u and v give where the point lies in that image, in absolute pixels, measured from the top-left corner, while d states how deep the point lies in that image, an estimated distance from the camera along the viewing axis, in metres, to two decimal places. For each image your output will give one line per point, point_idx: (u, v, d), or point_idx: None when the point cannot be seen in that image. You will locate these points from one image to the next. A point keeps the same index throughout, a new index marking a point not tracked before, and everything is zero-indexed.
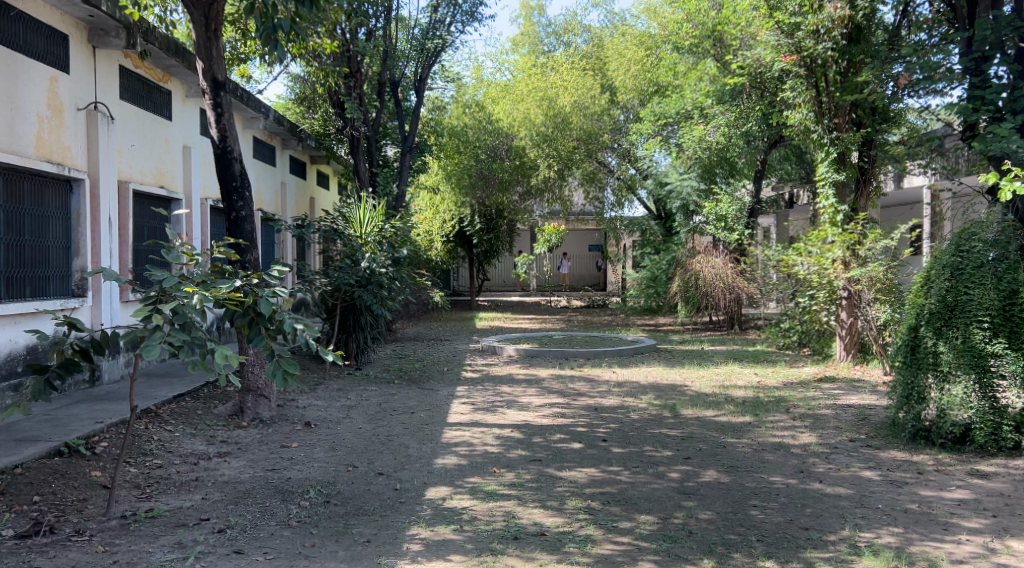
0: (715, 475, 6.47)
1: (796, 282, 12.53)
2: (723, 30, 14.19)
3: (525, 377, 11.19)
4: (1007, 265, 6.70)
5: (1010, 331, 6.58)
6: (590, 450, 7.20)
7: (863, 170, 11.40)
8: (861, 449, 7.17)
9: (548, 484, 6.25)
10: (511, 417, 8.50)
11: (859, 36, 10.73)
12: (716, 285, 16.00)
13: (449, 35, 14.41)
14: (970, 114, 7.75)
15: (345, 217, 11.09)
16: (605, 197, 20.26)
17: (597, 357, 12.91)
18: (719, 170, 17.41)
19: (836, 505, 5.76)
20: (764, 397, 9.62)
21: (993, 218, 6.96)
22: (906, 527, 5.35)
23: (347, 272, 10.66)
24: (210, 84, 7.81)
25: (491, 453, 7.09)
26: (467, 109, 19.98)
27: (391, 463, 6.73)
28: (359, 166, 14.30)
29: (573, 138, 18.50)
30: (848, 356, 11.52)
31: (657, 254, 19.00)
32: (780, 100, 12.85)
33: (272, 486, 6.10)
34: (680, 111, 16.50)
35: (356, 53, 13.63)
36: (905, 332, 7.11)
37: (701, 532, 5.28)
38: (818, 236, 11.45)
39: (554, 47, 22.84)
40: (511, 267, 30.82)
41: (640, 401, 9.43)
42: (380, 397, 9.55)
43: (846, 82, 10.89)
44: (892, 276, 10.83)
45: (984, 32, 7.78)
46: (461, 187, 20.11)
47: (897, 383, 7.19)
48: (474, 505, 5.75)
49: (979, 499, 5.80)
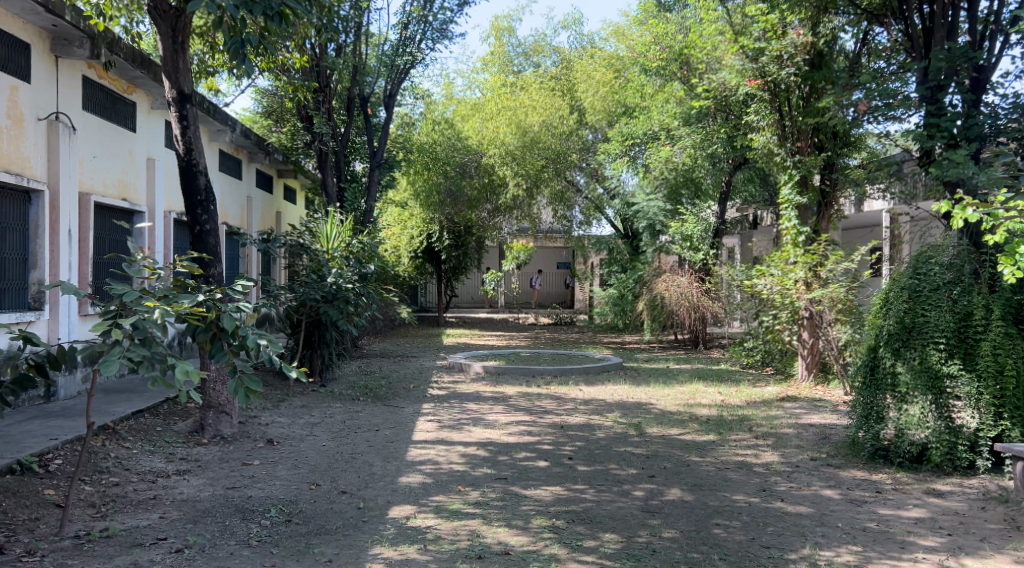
0: (680, 493, 6.51)
1: (759, 302, 12.72)
2: (690, 53, 14.35)
3: (492, 394, 11.17)
4: (962, 289, 6.85)
5: (966, 353, 6.69)
6: (556, 468, 7.21)
7: (824, 193, 11.60)
8: (822, 468, 7.27)
9: (513, 502, 6.24)
10: (478, 435, 8.49)
11: (822, 62, 10.96)
12: (681, 304, 16.08)
13: (420, 52, 14.43)
14: (926, 140, 7.95)
15: (311, 232, 11.02)
16: (573, 216, 20.32)
17: (564, 375, 12.94)
18: (685, 192, 17.80)
19: (797, 523, 5.83)
20: (728, 416, 9.70)
21: (949, 242, 7.12)
22: (864, 545, 5.42)
23: (313, 287, 10.51)
24: (175, 96, 7.73)
25: (456, 471, 7.07)
26: (436, 126, 20.13)
27: (354, 481, 6.68)
28: (327, 181, 14.19)
29: (542, 157, 18.59)
30: (810, 376, 11.71)
31: (624, 272, 19.18)
32: (745, 123, 13.04)
33: (232, 504, 6.02)
34: (647, 132, 16.68)
35: (325, 68, 13.70)
36: (864, 353, 7.27)
37: (664, 551, 5.31)
38: (781, 257, 11.48)
39: (523, 67, 23.03)
40: (480, 284, 30.92)
41: (605, 420, 9.45)
42: (345, 414, 9.48)
43: (808, 107, 11.12)
44: (853, 297, 10.97)
45: (939, 61, 8.04)
46: (430, 204, 20.10)
47: (856, 403, 7.32)
48: (439, 524, 5.73)
49: (935, 518, 5.90)
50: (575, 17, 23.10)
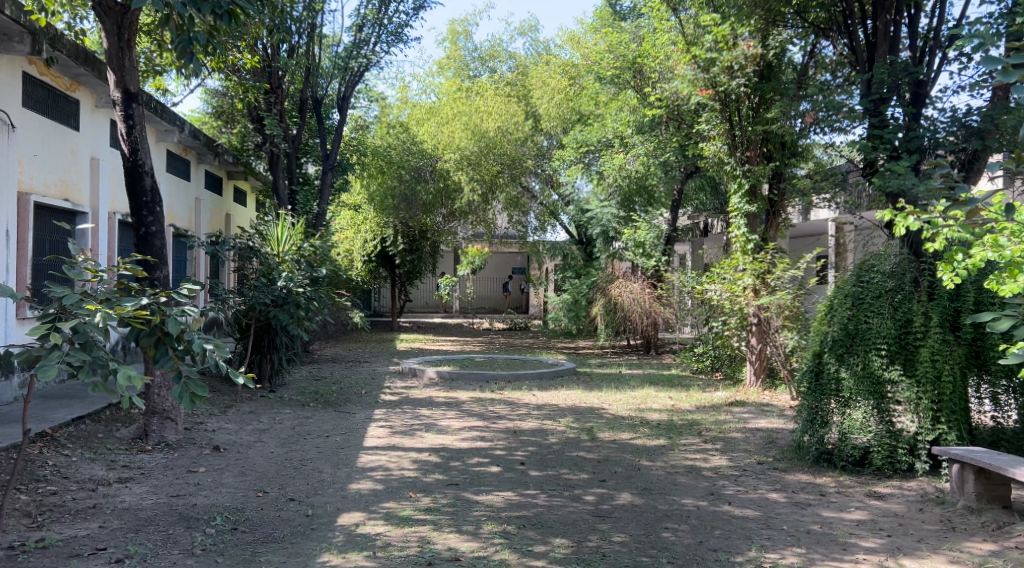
0: (630, 497, 6.57)
1: (709, 308, 12.94)
2: (643, 62, 14.52)
3: (445, 400, 11.13)
4: (903, 295, 7.02)
5: (906, 358, 6.87)
6: (508, 473, 7.22)
7: (773, 202, 11.83)
8: (768, 472, 7.41)
9: (464, 508, 6.23)
10: (430, 441, 8.46)
11: (770, 73, 11.25)
12: (634, 310, 16.26)
13: (374, 55, 14.35)
14: (870, 151, 8.11)
15: (261, 234, 10.87)
16: (527, 222, 20.27)
17: (517, 380, 12.95)
18: (638, 199, 18.04)
19: (744, 526, 5.92)
20: (678, 420, 9.82)
21: (891, 250, 7.29)
22: (808, 548, 5.52)
23: (263, 291, 10.37)
24: (121, 95, 7.58)
25: (407, 477, 7.03)
26: (392, 130, 20.29)
27: (303, 488, 6.60)
28: (279, 183, 14.03)
29: (498, 163, 18.61)
30: (758, 381, 11.92)
31: (578, 278, 19.32)
32: (696, 132, 13.27)
33: (176, 513, 5.90)
34: (601, 139, 16.92)
35: (277, 69, 13.55)
36: (809, 358, 7.42)
37: (614, 555, 5.35)
38: (730, 264, 11.58)
39: (479, 72, 23.10)
40: (434, 290, 30.86)
41: (558, 425, 9.48)
42: (294, 420, 9.37)
43: (758, 117, 11.33)
44: (800, 304, 11.18)
45: (882, 75, 8.28)
46: (385, 208, 20.00)
47: (802, 408, 7.47)
48: (389, 531, 5.69)
49: (875, 519, 6.05)
50: (531, 24, 23.23)
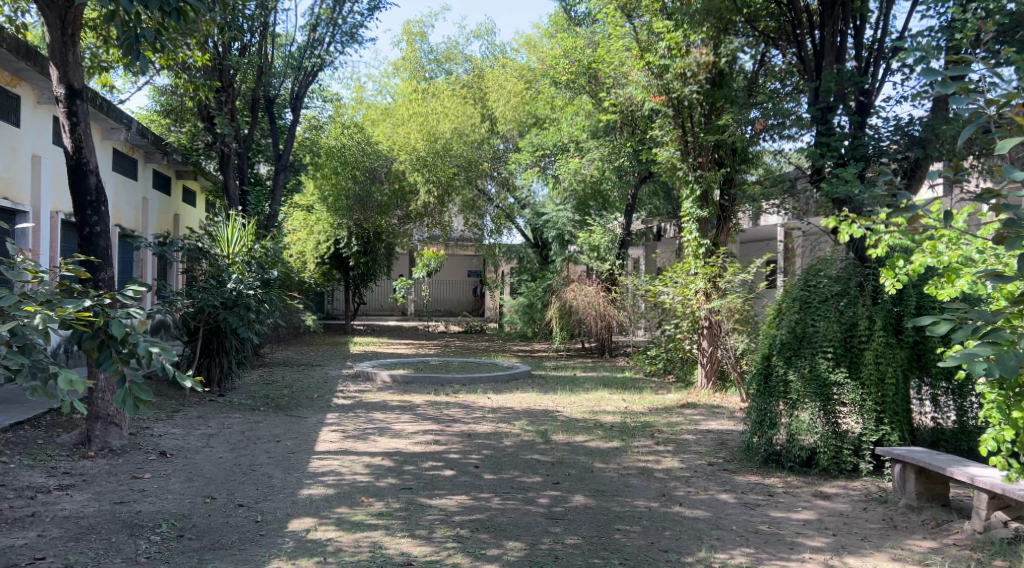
0: (583, 500, 6.61)
1: (662, 312, 13.08)
2: (597, 67, 14.35)
3: (399, 403, 11.06)
4: (849, 300, 7.18)
5: (851, 361, 7.03)
6: (462, 477, 7.21)
7: (724, 208, 11.97)
8: (718, 473, 7.51)
9: (417, 512, 6.20)
10: (383, 445, 8.40)
11: (722, 81, 11.41)
12: (589, 313, 16.35)
13: (327, 55, 14.23)
14: (817, 158, 8.25)
15: (211, 235, 10.72)
16: (483, 224, 20.18)
17: (473, 384, 12.92)
18: (593, 203, 18.22)
19: (694, 527, 6.00)
20: (631, 422, 9.91)
21: (837, 255, 7.46)
22: (756, 548, 5.60)
23: (212, 293, 10.17)
24: (65, 91, 7.38)
25: (359, 482, 6.97)
26: (345, 130, 19.83)
27: (252, 494, 6.51)
28: (228, 184, 13.75)
29: (454, 165, 18.59)
30: (709, 384, 12.07)
31: (533, 281, 19.44)
32: (650, 137, 13.40)
33: (120, 520, 5.77)
34: (557, 143, 17.08)
35: (228, 67, 13.31)
36: (758, 361, 7.54)
37: (566, 557, 5.36)
38: (682, 268, 11.73)
39: (435, 74, 23.02)
40: (389, 292, 30.71)
41: (513, 427, 9.49)
42: (244, 424, 9.23)
43: (709, 123, 11.50)
44: (750, 308, 11.34)
45: (829, 83, 8.45)
46: (337, 209, 19.70)
47: (751, 409, 7.59)
48: (340, 536, 5.63)
49: (821, 519, 6.17)
50: (488, 27, 23.25)
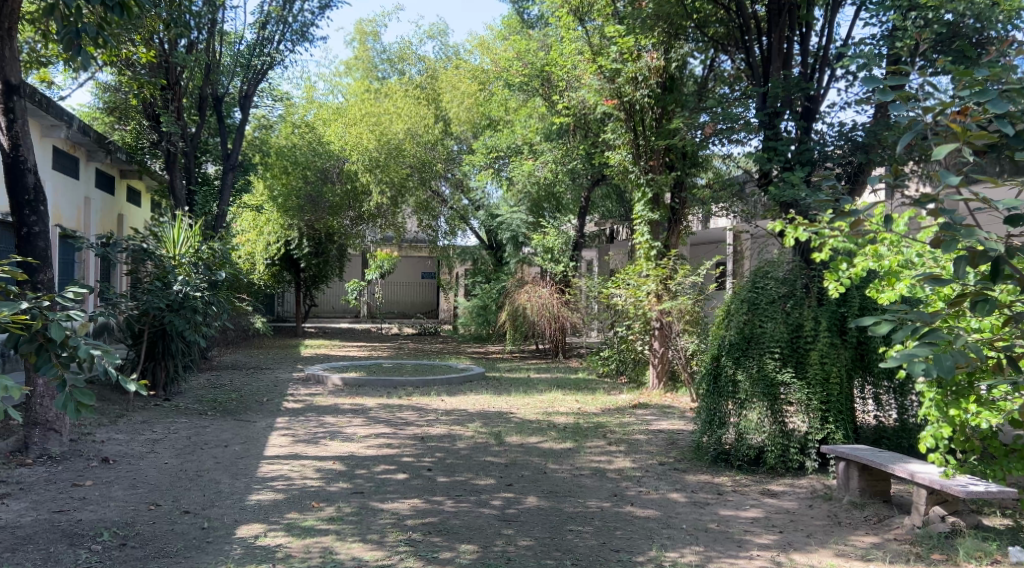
0: (535, 501, 6.62)
1: (614, 313, 13.20)
2: (550, 71, 14.55)
3: (351, 406, 10.96)
4: (795, 301, 7.31)
5: (797, 361, 7.16)
6: (415, 480, 7.17)
7: (674, 211, 12.17)
8: (669, 472, 7.59)
9: (368, 516, 6.15)
10: (334, 449, 8.31)
11: (673, 85, 11.58)
12: (543, 315, 16.39)
13: (278, 53, 14.06)
14: (764, 162, 8.43)
15: (156, 236, 10.51)
16: (438, 226, 20.16)
17: (426, 386, 12.86)
18: (547, 205, 18.41)
19: (645, 526, 6.05)
20: (584, 423, 9.96)
21: (783, 258, 7.59)
22: (706, 546, 5.67)
23: (157, 296, 9.93)
24: (1, 86, 7.15)
25: (310, 487, 6.89)
26: (296, 129, 20.17)
27: (198, 500, 6.38)
28: (176, 183, 13.50)
29: (407, 166, 18.50)
30: (661, 384, 12.25)
31: (487, 283, 19.69)
32: (602, 140, 13.52)
33: (59, 529, 5.61)
34: (510, 145, 17.22)
35: (174, 64, 13.00)
36: (707, 361, 7.62)
37: (519, 558, 5.36)
38: (634, 270, 11.82)
39: (388, 73, 22.89)
40: (342, 295, 30.47)
41: (466, 430, 9.47)
42: (190, 429, 9.05)
43: (660, 127, 11.65)
44: (699, 309, 11.49)
45: (776, 89, 8.63)
46: (288, 209, 19.50)
47: (701, 409, 7.68)
48: (289, 542, 5.55)
49: (769, 516, 6.28)
50: (441, 28, 23.18)
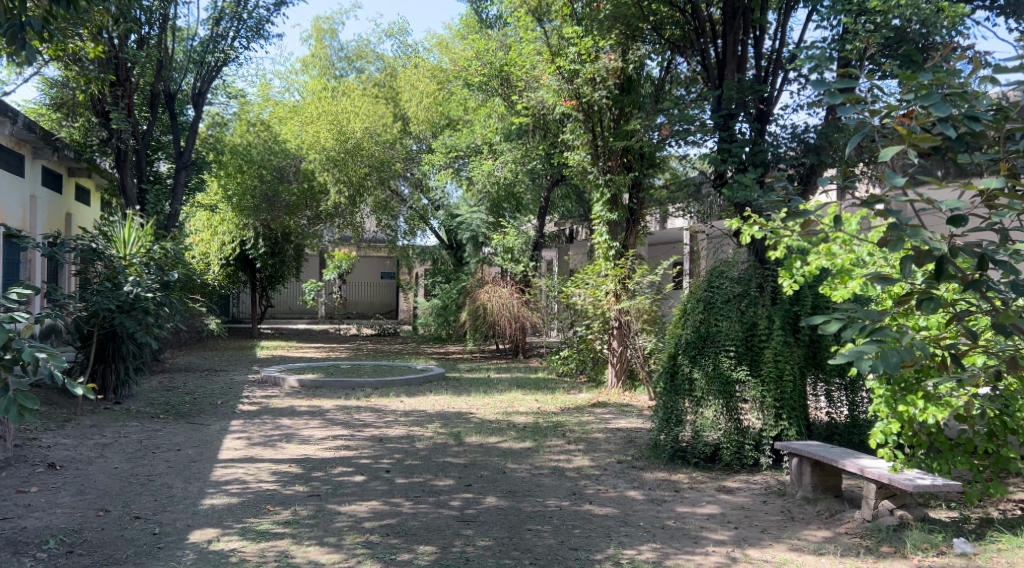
0: (494, 501, 6.62)
1: (574, 313, 13.25)
2: (509, 71, 14.57)
3: (308, 408, 10.83)
4: (750, 300, 7.39)
5: (752, 359, 7.26)
6: (373, 482, 7.11)
7: (632, 211, 12.16)
8: (626, 470, 7.63)
9: (325, 519, 6.08)
10: (290, 451, 8.21)
11: (630, 86, 11.66)
12: (502, 315, 16.43)
13: (232, 50, 13.85)
14: (719, 164, 8.52)
15: (106, 236, 10.29)
16: (397, 226, 20.09)
17: (384, 387, 12.78)
18: (507, 205, 18.39)
19: (603, 524, 6.07)
20: (544, 422, 10.00)
21: (738, 258, 7.66)
22: (663, 542, 5.71)
23: (107, 296, 9.71)
24: None
25: (265, 490, 6.79)
26: (251, 127, 19.77)
27: (150, 505, 6.25)
28: (126, 182, 13.25)
29: (365, 166, 18.24)
30: (619, 383, 12.32)
31: (447, 283, 19.63)
32: (561, 141, 13.57)
33: (2, 537, 5.45)
34: (470, 145, 17.20)
35: (125, 60, 12.69)
36: (665, 359, 7.66)
37: (477, 559, 5.34)
38: (593, 270, 11.89)
39: (345, 72, 22.72)
40: (299, 295, 30.17)
41: (425, 431, 9.42)
42: (142, 433, 8.87)
43: (618, 128, 11.77)
44: (657, 308, 11.62)
45: (730, 92, 8.74)
46: (243, 209, 19.04)
47: (658, 408, 7.73)
48: (243, 546, 5.47)
49: (724, 512, 6.35)
50: (400, 27, 23.07)
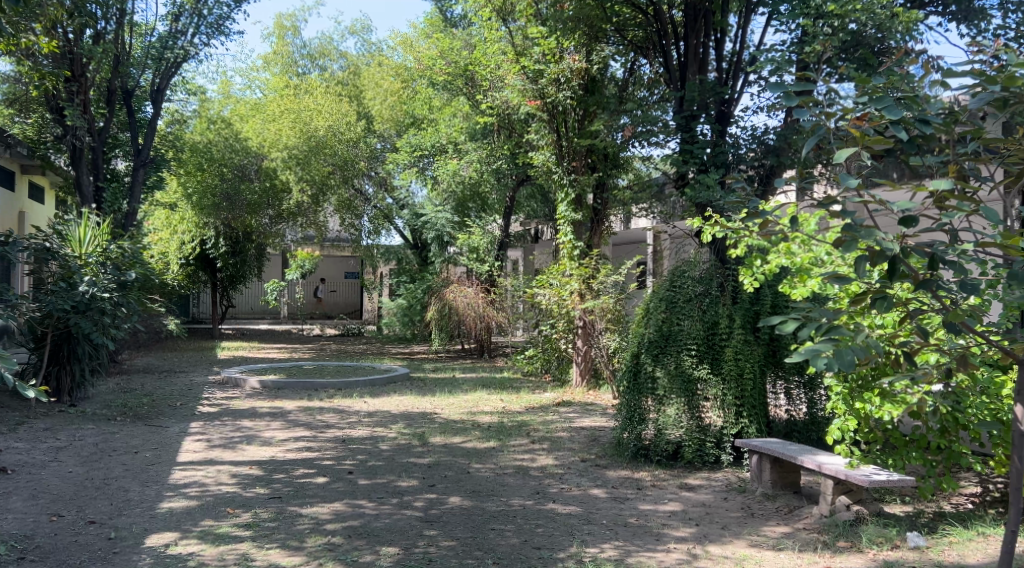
0: (458, 501, 6.60)
1: (539, 313, 13.27)
2: (474, 70, 14.55)
3: (269, 410, 10.69)
4: (711, 300, 7.47)
5: (713, 358, 7.34)
6: (335, 484, 7.05)
7: (596, 211, 12.28)
8: (590, 469, 7.65)
9: (286, 522, 6.01)
10: (251, 453, 8.11)
11: (594, 87, 11.71)
12: (467, 314, 16.41)
13: (191, 47, 13.65)
14: (680, 165, 8.62)
15: (61, 234, 10.08)
16: (362, 225, 19.93)
17: (348, 388, 12.69)
18: (472, 205, 18.36)
19: (566, 523, 6.09)
20: (508, 422, 10.00)
21: (700, 258, 7.75)
22: (625, 540, 5.74)
23: (61, 296, 9.53)
24: None
25: (225, 493, 6.70)
26: (211, 125, 19.48)
27: (105, 510, 6.14)
28: (82, 180, 12.95)
29: (329, 164, 18.15)
30: (584, 382, 12.41)
31: (412, 282, 19.56)
32: (526, 141, 13.58)
33: None
34: (434, 144, 17.12)
35: (81, 56, 12.43)
36: (628, 358, 7.72)
37: (440, 559, 5.32)
38: (558, 269, 11.87)
39: (308, 70, 22.50)
40: (261, 295, 29.85)
41: (389, 431, 9.37)
42: (98, 436, 8.69)
43: (582, 129, 11.82)
44: (621, 308, 11.68)
45: (692, 93, 8.85)
46: (203, 207, 18.83)
47: (621, 406, 7.79)
48: (202, 550, 5.38)
49: (686, 510, 6.40)
50: (363, 24, 22.92)
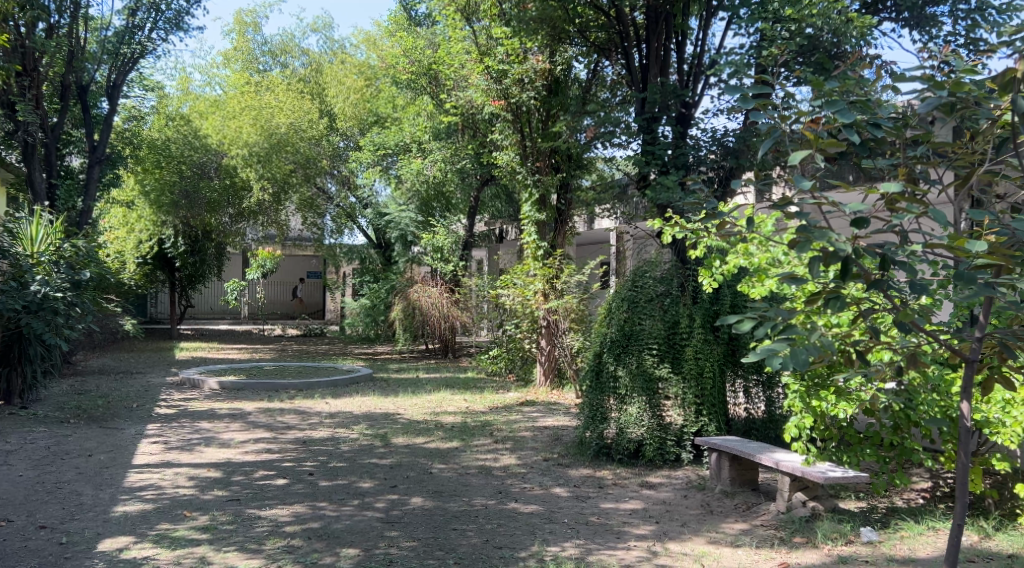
0: (420, 501, 6.57)
1: (502, 312, 13.29)
2: (437, 69, 14.51)
3: (228, 411, 10.56)
4: (672, 299, 7.53)
5: (674, 357, 7.40)
6: (295, 485, 6.98)
7: (560, 211, 12.33)
8: (552, 468, 7.67)
9: (245, 524, 5.94)
10: (210, 455, 8.00)
11: (558, 88, 11.86)
12: (431, 314, 16.39)
13: (148, 42, 13.42)
14: (643, 165, 8.68)
15: (12, 232, 9.86)
16: (324, 223, 20.05)
17: (309, 389, 12.59)
18: (437, 205, 18.32)
19: (528, 522, 6.09)
20: (471, 422, 9.99)
21: (661, 258, 7.81)
22: (586, 539, 5.77)
23: (12, 296, 9.28)
24: None
25: (182, 495, 6.60)
26: (170, 122, 19.14)
27: (57, 514, 6.01)
28: (35, 177, 12.61)
29: (290, 162, 18.06)
30: (547, 382, 12.45)
31: (375, 282, 19.46)
32: (489, 141, 13.60)
33: None
34: (398, 143, 17.00)
35: (33, 49, 12.14)
36: (591, 358, 7.76)
37: (400, 560, 5.29)
38: (522, 269, 11.87)
39: (269, 67, 22.22)
40: (222, 295, 29.48)
41: (350, 432, 9.31)
42: (50, 439, 8.51)
43: (546, 129, 11.86)
44: (584, 307, 11.73)
45: (654, 95, 8.94)
46: (161, 206, 18.56)
47: (584, 405, 7.83)
48: (158, 554, 5.30)
49: (647, 508, 6.45)
50: (326, 22, 22.73)
